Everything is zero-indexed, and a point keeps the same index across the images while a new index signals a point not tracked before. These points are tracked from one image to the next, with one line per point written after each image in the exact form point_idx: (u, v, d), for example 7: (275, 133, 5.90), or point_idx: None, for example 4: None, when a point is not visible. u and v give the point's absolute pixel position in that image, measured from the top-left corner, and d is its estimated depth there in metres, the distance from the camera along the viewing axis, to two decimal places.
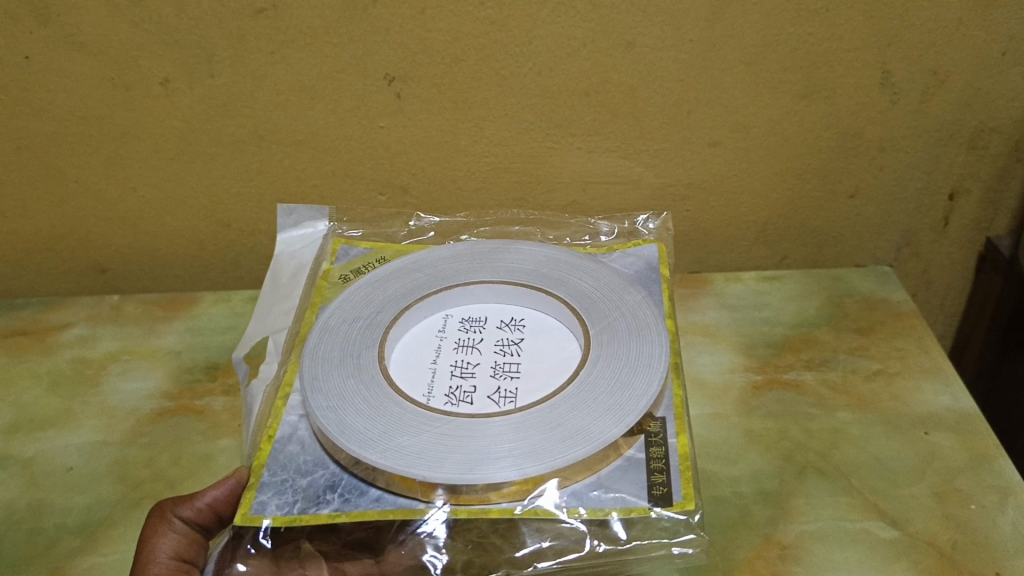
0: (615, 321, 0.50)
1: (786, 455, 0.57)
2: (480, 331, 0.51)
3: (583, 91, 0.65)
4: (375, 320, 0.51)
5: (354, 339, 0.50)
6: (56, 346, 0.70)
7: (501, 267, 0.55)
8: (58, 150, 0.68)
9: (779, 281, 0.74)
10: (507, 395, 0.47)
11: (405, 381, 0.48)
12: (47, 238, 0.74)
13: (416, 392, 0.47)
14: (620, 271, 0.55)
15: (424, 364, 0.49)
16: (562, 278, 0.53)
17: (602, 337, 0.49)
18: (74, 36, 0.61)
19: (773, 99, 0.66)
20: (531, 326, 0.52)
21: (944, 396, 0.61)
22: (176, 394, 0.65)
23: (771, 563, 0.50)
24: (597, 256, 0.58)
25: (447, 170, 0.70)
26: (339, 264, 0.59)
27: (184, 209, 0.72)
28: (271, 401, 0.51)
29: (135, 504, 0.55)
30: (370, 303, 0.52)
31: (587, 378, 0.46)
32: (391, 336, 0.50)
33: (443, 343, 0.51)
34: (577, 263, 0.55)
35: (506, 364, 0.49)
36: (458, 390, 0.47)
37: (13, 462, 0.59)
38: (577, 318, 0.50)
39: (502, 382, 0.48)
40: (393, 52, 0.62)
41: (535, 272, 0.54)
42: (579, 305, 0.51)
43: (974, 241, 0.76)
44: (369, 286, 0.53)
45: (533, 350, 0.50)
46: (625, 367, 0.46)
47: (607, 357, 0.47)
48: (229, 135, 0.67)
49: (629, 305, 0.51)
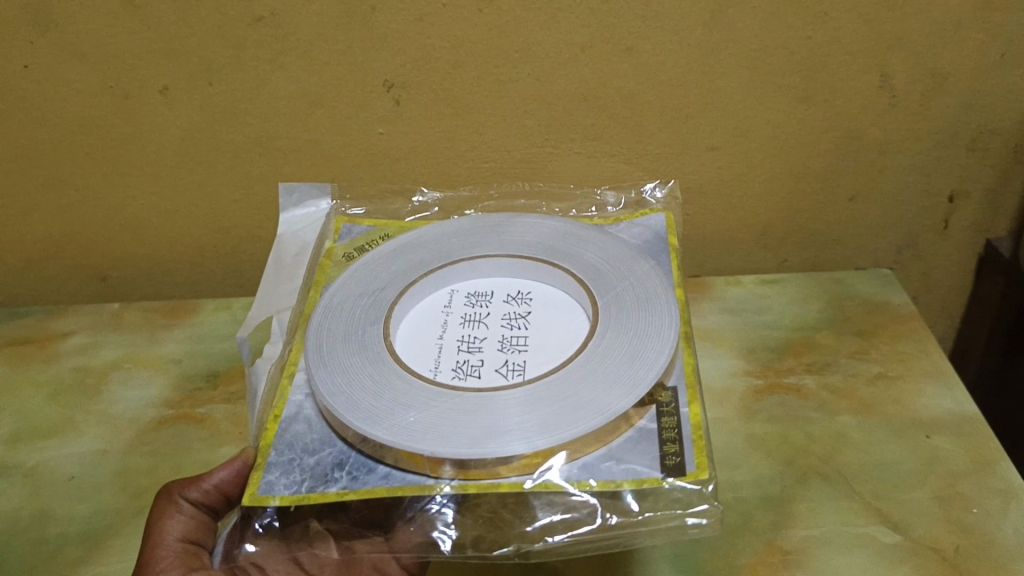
0: (622, 293, 0.50)
1: (787, 460, 0.57)
2: (486, 306, 0.51)
3: (583, 96, 0.65)
4: (378, 298, 0.51)
5: (358, 316, 0.50)
6: (58, 354, 0.70)
7: (506, 241, 0.55)
8: (57, 158, 0.68)
9: (779, 284, 0.74)
10: (515, 364, 0.47)
11: (409, 356, 0.48)
12: (48, 246, 0.74)
13: (423, 367, 0.47)
14: (624, 242, 0.54)
15: (428, 338, 0.49)
16: (566, 247, 0.53)
17: (609, 307, 0.48)
18: (72, 45, 0.61)
19: (772, 103, 0.66)
20: (539, 300, 0.52)
21: (945, 399, 0.61)
22: (177, 402, 0.64)
23: (773, 568, 0.50)
24: (603, 226, 0.58)
25: (446, 175, 0.70)
26: (342, 242, 0.59)
27: (184, 216, 0.72)
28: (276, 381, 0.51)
29: (137, 513, 0.55)
30: (372, 281, 0.52)
31: (596, 349, 0.46)
32: (394, 312, 0.50)
33: (449, 319, 0.51)
34: (582, 236, 0.54)
35: (513, 338, 0.49)
36: (464, 362, 0.47)
37: (15, 471, 0.59)
38: (584, 291, 0.50)
39: (509, 356, 0.47)
40: (391, 59, 0.62)
41: (540, 245, 0.54)
42: (587, 274, 0.51)
43: (975, 242, 0.76)
44: (369, 265, 0.54)
45: (541, 324, 0.50)
46: (633, 336, 0.46)
47: (614, 328, 0.47)
48: (228, 142, 0.67)
49: (636, 276, 0.51)
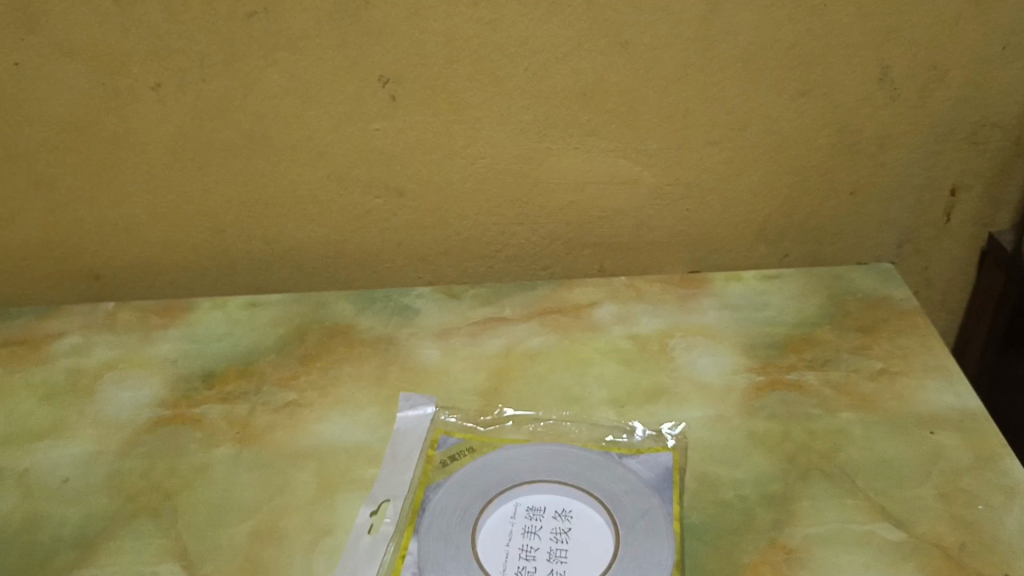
0: (634, 518, 0.50)
1: (789, 457, 0.56)
2: (526, 515, 0.51)
3: (580, 91, 0.64)
4: (466, 510, 0.51)
5: (453, 522, 0.51)
6: (50, 356, 0.69)
7: (537, 464, 0.54)
8: (49, 156, 0.67)
9: (780, 280, 0.73)
10: (565, 570, 0.49)
11: (488, 551, 0.50)
12: (41, 246, 0.72)
13: (483, 573, 0.48)
14: (635, 472, 0.54)
15: (503, 538, 0.50)
16: (613, 466, 0.54)
17: (635, 528, 0.50)
18: (63, 43, 0.61)
19: (771, 97, 0.66)
20: (572, 512, 0.52)
21: (947, 395, 0.60)
22: (171, 403, 0.63)
23: (776, 567, 0.49)
24: (611, 454, 0.56)
25: (443, 172, 0.69)
26: (438, 448, 0.57)
27: (178, 215, 0.71)
28: (376, 552, 0.51)
29: (131, 517, 0.54)
30: (465, 492, 0.52)
31: (619, 571, 0.48)
32: (482, 521, 0.51)
33: (497, 530, 0.51)
34: (598, 462, 0.54)
35: (556, 551, 0.50)
36: (527, 564, 0.49)
37: (6, 474, 0.58)
38: (607, 521, 0.51)
39: (553, 566, 0.49)
40: (386, 54, 0.62)
41: (565, 468, 0.54)
42: (621, 492, 0.52)
43: (975, 236, 0.75)
44: (468, 471, 0.54)
45: (580, 539, 0.50)
46: (646, 568, 0.48)
47: (628, 557, 0.49)
48: (222, 140, 0.66)
49: (649, 507, 0.51)
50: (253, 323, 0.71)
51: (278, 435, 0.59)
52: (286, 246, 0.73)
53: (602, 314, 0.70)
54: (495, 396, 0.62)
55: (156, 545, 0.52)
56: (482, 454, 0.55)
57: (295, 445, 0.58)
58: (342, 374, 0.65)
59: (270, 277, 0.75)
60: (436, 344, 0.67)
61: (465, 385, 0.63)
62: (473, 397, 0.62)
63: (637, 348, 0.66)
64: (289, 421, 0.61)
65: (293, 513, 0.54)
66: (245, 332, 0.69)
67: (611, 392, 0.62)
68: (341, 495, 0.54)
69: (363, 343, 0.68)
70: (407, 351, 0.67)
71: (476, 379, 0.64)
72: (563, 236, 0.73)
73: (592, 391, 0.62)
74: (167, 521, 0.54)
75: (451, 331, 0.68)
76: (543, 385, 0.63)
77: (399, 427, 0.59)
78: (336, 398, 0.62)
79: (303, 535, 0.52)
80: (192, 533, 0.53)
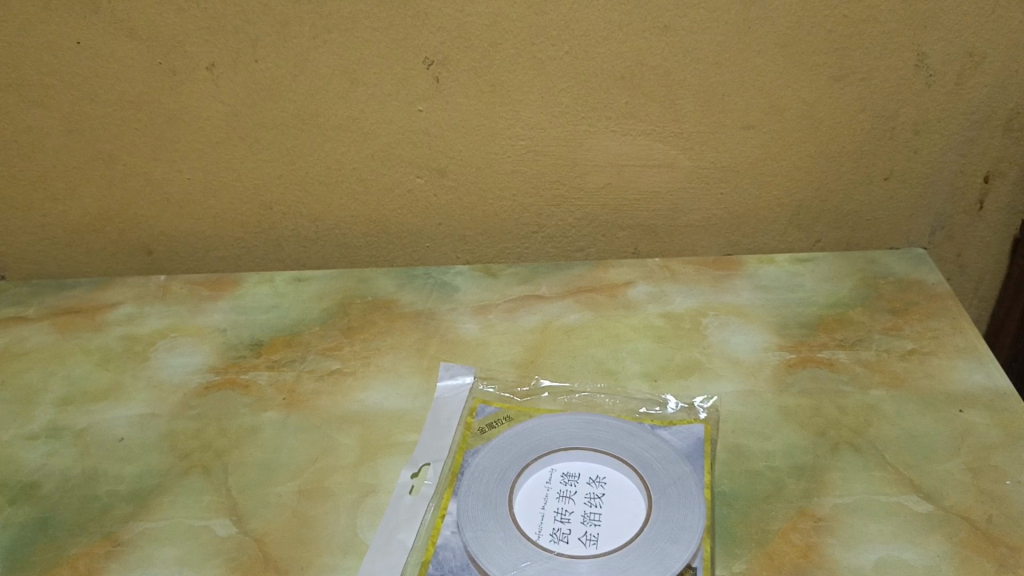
0: (668, 486, 0.52)
1: (820, 431, 0.57)
2: (564, 484, 0.53)
3: (619, 74, 0.66)
4: (504, 473, 0.53)
5: (492, 482, 0.52)
6: (105, 324, 0.71)
7: (574, 434, 0.55)
8: (106, 133, 0.70)
9: (813, 262, 0.74)
10: (599, 533, 0.50)
11: (527, 513, 0.51)
12: (98, 220, 0.75)
13: (519, 531, 0.50)
14: (670, 442, 0.55)
15: (538, 501, 0.52)
16: (648, 434, 0.55)
17: (667, 493, 0.51)
18: (124, 22, 0.64)
19: (807, 82, 0.67)
20: (610, 483, 0.53)
21: (978, 374, 0.61)
22: (221, 369, 0.66)
23: (805, 534, 0.50)
24: (649, 426, 0.57)
25: (483, 154, 0.71)
26: (476, 416, 0.59)
27: (227, 190, 0.73)
28: (416, 510, 0.53)
29: (184, 473, 0.57)
30: (504, 455, 0.54)
31: (650, 534, 0.49)
32: (520, 484, 0.53)
33: (534, 494, 0.52)
34: (633, 430, 0.56)
35: (591, 513, 0.51)
36: (562, 525, 0.50)
37: (65, 433, 0.61)
38: (642, 487, 0.52)
39: (589, 527, 0.50)
40: (432, 37, 0.64)
41: (601, 438, 0.55)
42: (654, 460, 0.54)
43: (1008, 223, 0.76)
44: (508, 437, 0.55)
45: (614, 504, 0.52)
46: (675, 529, 0.49)
47: (660, 519, 0.50)
48: (272, 119, 0.69)
49: (681, 474, 0.53)
50: (298, 296, 0.73)
51: (323, 400, 0.62)
52: (330, 223, 0.75)
53: (637, 293, 0.71)
54: (531, 368, 0.64)
55: (208, 500, 0.54)
56: (520, 424, 0.57)
57: (339, 410, 0.61)
58: (383, 345, 0.67)
59: (314, 253, 0.78)
60: (474, 319, 0.69)
61: (502, 357, 0.65)
62: (510, 369, 0.64)
63: (670, 325, 0.68)
64: (334, 388, 0.63)
65: (339, 473, 0.56)
66: (290, 305, 0.72)
67: (644, 366, 0.64)
68: (383, 457, 0.57)
69: (404, 317, 0.70)
70: (446, 325, 0.69)
71: (513, 353, 0.66)
72: (600, 217, 0.75)
73: (626, 364, 0.64)
74: (217, 478, 0.56)
75: (489, 307, 0.70)
76: (579, 359, 0.65)
77: (439, 397, 0.61)
78: (378, 367, 0.65)
79: (347, 493, 0.54)
80: (241, 490, 0.55)
